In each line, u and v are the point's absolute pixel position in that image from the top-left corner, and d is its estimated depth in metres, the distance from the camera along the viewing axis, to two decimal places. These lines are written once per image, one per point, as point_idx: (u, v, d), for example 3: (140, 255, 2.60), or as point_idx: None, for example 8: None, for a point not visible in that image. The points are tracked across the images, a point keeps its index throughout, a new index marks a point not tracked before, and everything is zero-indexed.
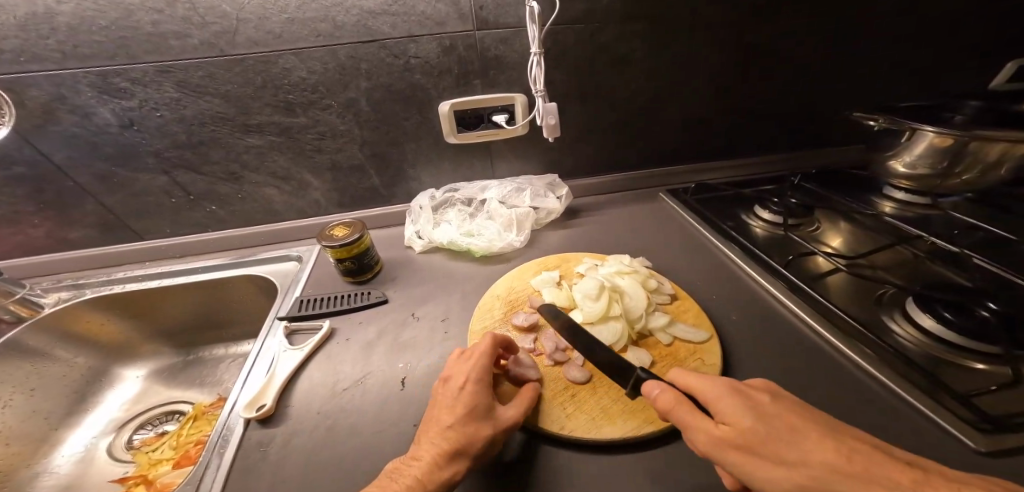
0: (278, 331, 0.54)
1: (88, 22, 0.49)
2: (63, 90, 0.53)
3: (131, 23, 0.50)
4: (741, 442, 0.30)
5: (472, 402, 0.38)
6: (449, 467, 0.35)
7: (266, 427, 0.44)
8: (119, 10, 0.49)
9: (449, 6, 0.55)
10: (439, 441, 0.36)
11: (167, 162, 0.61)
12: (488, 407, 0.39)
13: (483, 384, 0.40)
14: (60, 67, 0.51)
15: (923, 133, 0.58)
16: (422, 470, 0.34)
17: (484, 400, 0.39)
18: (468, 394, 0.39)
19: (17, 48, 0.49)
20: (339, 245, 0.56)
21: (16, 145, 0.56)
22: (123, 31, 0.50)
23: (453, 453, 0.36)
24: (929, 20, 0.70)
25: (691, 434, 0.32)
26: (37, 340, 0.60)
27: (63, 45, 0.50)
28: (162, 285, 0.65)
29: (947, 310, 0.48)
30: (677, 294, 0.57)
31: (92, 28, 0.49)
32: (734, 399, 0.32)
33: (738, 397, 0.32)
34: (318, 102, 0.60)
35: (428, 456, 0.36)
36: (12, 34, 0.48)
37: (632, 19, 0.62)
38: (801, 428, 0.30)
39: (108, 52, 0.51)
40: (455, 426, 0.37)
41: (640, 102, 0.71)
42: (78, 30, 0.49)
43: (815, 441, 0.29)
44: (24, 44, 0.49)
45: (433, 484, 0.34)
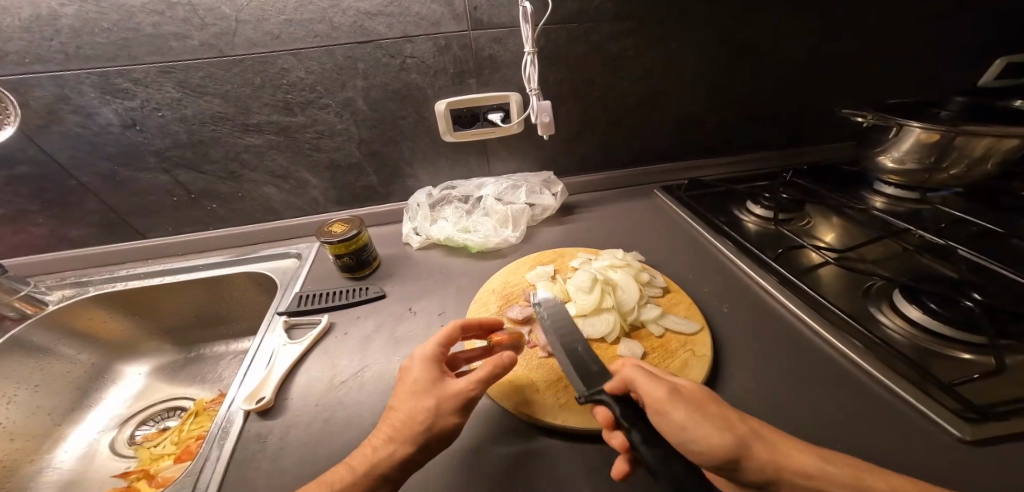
0: (277, 326, 0.55)
1: (91, 25, 0.50)
2: (66, 91, 0.54)
3: (133, 25, 0.51)
4: (699, 406, 0.35)
5: (414, 378, 0.39)
6: (387, 446, 0.35)
7: (266, 419, 0.45)
8: (121, 13, 0.50)
9: (444, 7, 0.56)
10: (385, 422, 0.38)
11: (168, 161, 0.63)
12: (432, 379, 0.39)
13: (429, 356, 0.41)
14: (63, 68, 0.52)
15: (911, 129, 0.59)
16: (358, 454, 0.36)
17: (426, 373, 0.39)
18: (412, 368, 0.40)
19: (23, 51, 0.50)
20: (338, 241, 0.57)
21: (21, 145, 0.57)
22: (124, 33, 0.51)
23: (392, 433, 0.36)
24: (918, 18, 0.71)
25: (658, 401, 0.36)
26: (42, 337, 0.61)
27: (66, 46, 0.51)
28: (164, 282, 0.66)
29: (933, 301, 0.49)
30: (669, 288, 0.58)
31: (95, 30, 0.50)
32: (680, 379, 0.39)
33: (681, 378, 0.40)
34: (316, 102, 0.61)
35: (370, 441, 0.37)
36: (17, 36, 0.49)
37: (624, 18, 0.63)
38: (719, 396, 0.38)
39: (110, 52, 0.52)
40: (399, 401, 0.38)
41: (634, 100, 0.72)
42: (81, 32, 0.50)
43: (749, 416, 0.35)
44: (28, 45, 0.50)
45: (367, 466, 0.34)
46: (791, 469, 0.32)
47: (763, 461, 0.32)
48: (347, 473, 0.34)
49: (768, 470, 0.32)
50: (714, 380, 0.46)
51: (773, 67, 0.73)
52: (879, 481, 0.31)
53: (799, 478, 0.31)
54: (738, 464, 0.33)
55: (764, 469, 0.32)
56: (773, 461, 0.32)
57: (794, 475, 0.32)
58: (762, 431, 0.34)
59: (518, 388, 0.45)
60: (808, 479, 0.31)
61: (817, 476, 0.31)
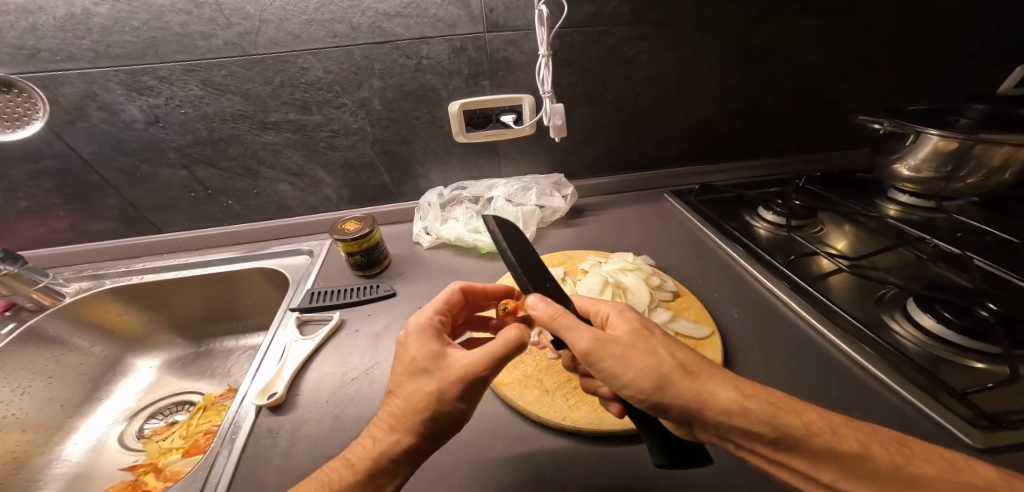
0: (289, 323, 0.56)
1: (122, 23, 0.51)
2: (94, 88, 0.55)
3: (161, 24, 0.52)
4: (619, 350, 0.34)
5: (413, 359, 0.38)
6: (391, 436, 0.35)
7: (278, 415, 0.45)
8: (150, 12, 0.51)
9: (461, 9, 0.57)
10: (385, 413, 0.37)
11: (187, 158, 0.63)
12: (431, 359, 0.38)
13: (424, 338, 0.40)
14: (93, 65, 0.53)
15: (928, 137, 0.58)
16: (355, 453, 0.35)
17: (421, 357, 0.38)
18: (409, 346, 0.39)
19: (54, 48, 0.51)
20: (351, 239, 0.58)
21: (47, 140, 0.58)
22: (153, 32, 0.52)
23: (393, 425, 0.36)
24: (936, 24, 0.71)
25: (581, 349, 0.35)
26: (57, 328, 0.62)
27: (97, 44, 0.52)
28: (178, 276, 0.67)
29: (947, 310, 0.48)
30: (679, 292, 0.58)
31: (125, 29, 0.51)
32: (616, 320, 0.37)
33: (618, 319, 0.37)
34: (333, 101, 0.61)
35: (371, 431, 0.37)
36: (50, 34, 0.50)
37: (640, 22, 0.63)
38: (654, 334, 0.36)
39: (138, 51, 0.53)
40: (399, 386, 0.38)
41: (647, 104, 0.72)
42: (112, 31, 0.51)
43: (673, 350, 0.34)
44: (61, 43, 0.51)
45: (366, 463, 0.34)
46: (712, 408, 0.30)
47: (681, 402, 0.31)
48: (345, 471, 0.34)
49: (687, 410, 0.31)
50: None
51: (789, 71, 0.72)
52: (796, 420, 0.30)
53: (719, 416, 0.30)
54: (658, 406, 0.33)
55: (682, 409, 0.32)
56: (693, 401, 0.31)
57: (714, 414, 0.30)
58: (684, 367, 0.32)
59: (528, 387, 0.46)
60: (729, 417, 0.30)
61: (738, 414, 0.30)
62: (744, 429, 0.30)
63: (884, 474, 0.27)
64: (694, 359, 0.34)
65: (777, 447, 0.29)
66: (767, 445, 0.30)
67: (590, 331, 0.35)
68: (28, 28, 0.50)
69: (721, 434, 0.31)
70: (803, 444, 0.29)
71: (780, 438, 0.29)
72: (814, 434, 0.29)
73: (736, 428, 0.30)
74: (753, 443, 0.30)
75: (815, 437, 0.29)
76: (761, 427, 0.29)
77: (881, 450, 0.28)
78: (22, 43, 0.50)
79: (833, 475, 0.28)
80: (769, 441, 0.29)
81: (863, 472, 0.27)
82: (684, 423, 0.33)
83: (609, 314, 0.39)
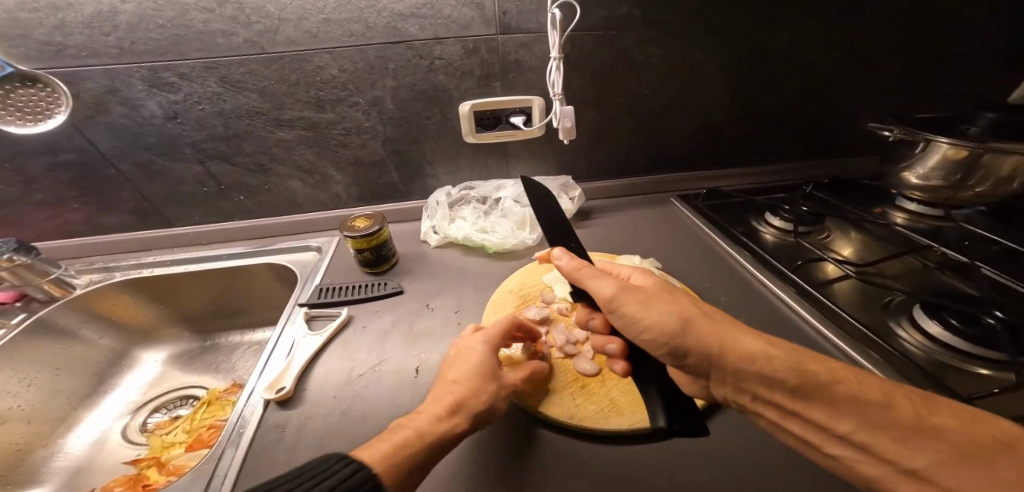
0: (297, 318, 0.56)
1: (147, 21, 0.52)
2: (115, 83, 0.56)
3: (184, 22, 0.53)
4: (642, 295, 0.39)
5: (478, 361, 0.41)
6: (448, 421, 0.37)
7: (285, 409, 0.45)
8: (174, 10, 0.51)
9: (475, 11, 0.58)
10: (444, 396, 0.38)
11: (202, 153, 0.64)
12: (495, 366, 0.42)
13: (487, 347, 0.43)
14: (116, 62, 0.54)
15: (938, 145, 0.58)
16: (419, 423, 0.36)
17: (489, 362, 0.42)
18: (476, 349, 0.43)
19: (80, 45, 0.52)
20: (361, 236, 0.59)
21: (67, 134, 0.59)
22: (176, 30, 0.53)
23: (453, 408, 0.37)
24: (944, 34, 0.71)
25: (605, 296, 0.41)
26: (67, 320, 0.63)
27: (121, 41, 0.53)
28: (188, 270, 0.68)
29: (953, 317, 0.49)
30: (685, 295, 0.58)
31: (149, 26, 0.52)
32: (641, 279, 0.43)
33: (642, 278, 0.43)
34: (346, 100, 0.62)
35: (426, 411, 0.37)
36: (77, 31, 0.51)
37: (653, 28, 0.64)
38: (675, 289, 0.40)
39: (161, 48, 0.54)
40: (464, 377, 0.40)
41: (657, 108, 0.73)
42: (137, 28, 0.52)
43: (690, 300, 0.39)
44: (86, 40, 0.52)
45: (432, 437, 0.35)
46: (733, 353, 0.34)
47: (701, 344, 0.35)
48: (415, 439, 0.34)
49: (707, 353, 0.35)
50: None
51: (799, 78, 0.73)
52: (821, 370, 0.32)
53: (740, 361, 0.33)
54: (678, 349, 0.36)
55: (702, 353, 0.35)
56: (712, 342, 0.35)
57: (735, 358, 0.33)
58: (707, 316, 0.36)
59: (534, 386, 0.46)
60: (750, 363, 0.33)
61: (757, 359, 0.33)
62: (767, 374, 0.32)
63: (907, 423, 0.28)
64: (719, 315, 0.38)
65: (796, 396, 0.31)
66: (786, 393, 0.32)
67: (613, 279, 0.41)
68: (56, 25, 0.50)
69: (741, 383, 0.34)
70: (826, 393, 0.30)
71: (799, 386, 0.31)
72: (836, 384, 0.31)
73: (756, 375, 0.33)
74: (775, 392, 0.32)
75: (839, 386, 0.31)
76: (782, 374, 0.32)
77: (906, 403, 0.29)
78: (50, 39, 0.51)
79: (850, 426, 0.29)
80: (789, 388, 0.32)
81: (883, 421, 0.28)
82: (706, 371, 0.36)
83: (632, 274, 0.44)
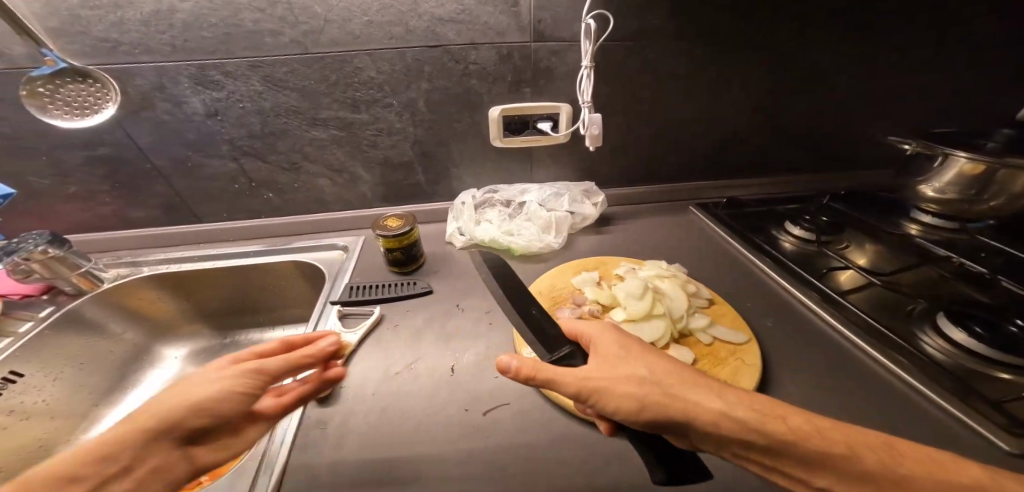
0: (330, 315, 0.56)
1: (201, 20, 0.53)
2: (163, 80, 0.56)
3: (235, 21, 0.53)
4: (602, 382, 0.35)
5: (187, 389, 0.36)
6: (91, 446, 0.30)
7: (325, 406, 0.45)
8: (227, 9, 0.52)
9: (511, 18, 0.59)
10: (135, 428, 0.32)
11: (238, 150, 0.65)
12: None
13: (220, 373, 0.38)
14: (167, 59, 0.55)
15: (956, 159, 0.61)
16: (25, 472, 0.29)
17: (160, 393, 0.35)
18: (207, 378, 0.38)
19: (134, 42, 0.53)
20: (393, 235, 0.59)
21: (109, 129, 0.59)
22: (228, 29, 0.54)
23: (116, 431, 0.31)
24: (957, 53, 0.74)
25: (571, 393, 0.36)
26: (95, 313, 0.63)
27: (174, 39, 0.53)
28: (215, 266, 0.68)
29: (978, 325, 0.49)
30: (714, 300, 0.59)
31: (203, 25, 0.53)
32: (604, 346, 0.39)
33: (605, 342, 0.39)
34: (381, 101, 0.63)
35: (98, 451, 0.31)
36: (134, 29, 0.52)
37: (682, 40, 0.66)
38: (635, 350, 0.38)
39: (211, 47, 0.55)
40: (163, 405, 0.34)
41: (680, 117, 0.74)
42: (191, 27, 0.53)
43: (645, 367, 0.36)
44: (141, 37, 0.53)
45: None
46: (700, 422, 0.32)
47: (670, 420, 0.33)
48: None
49: (677, 425, 0.33)
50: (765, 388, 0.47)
51: (819, 91, 0.75)
52: (783, 426, 0.32)
53: (707, 429, 0.32)
54: (649, 426, 0.34)
55: (671, 425, 0.33)
56: (679, 417, 0.33)
57: (702, 428, 0.32)
58: (666, 384, 0.34)
59: None
60: (718, 431, 0.32)
61: (724, 426, 0.32)
62: (738, 440, 0.32)
63: (873, 474, 0.29)
64: (673, 373, 0.35)
65: (769, 454, 0.31)
66: (759, 451, 0.32)
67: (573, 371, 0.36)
68: (114, 22, 0.51)
69: (716, 444, 0.33)
70: (789, 447, 0.31)
71: (770, 445, 0.31)
72: (805, 440, 0.31)
73: (727, 438, 0.32)
74: (745, 448, 0.32)
75: (804, 442, 0.31)
76: (749, 436, 0.31)
77: (869, 452, 0.30)
78: (106, 36, 0.52)
79: (826, 479, 0.30)
80: (759, 448, 0.31)
81: (852, 474, 0.30)
82: (677, 435, 0.35)
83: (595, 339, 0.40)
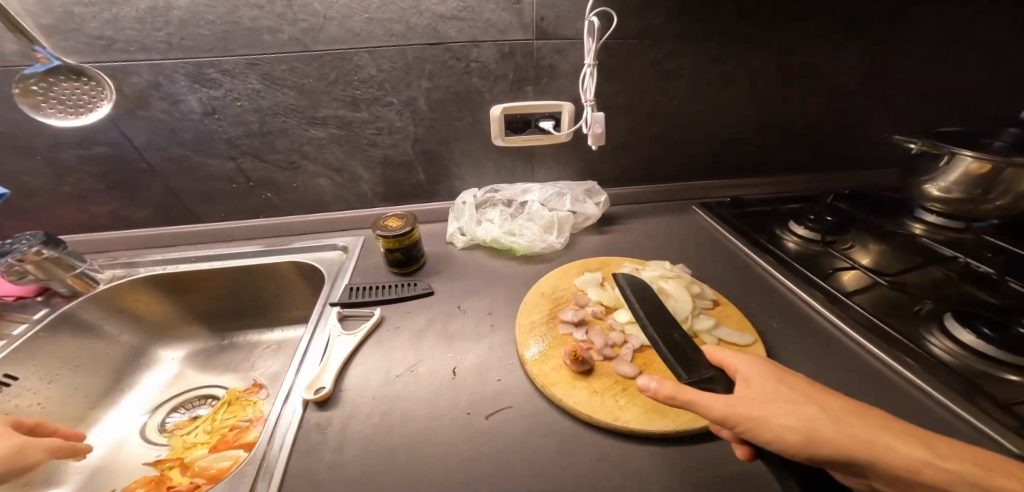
0: (330, 317, 0.56)
1: (198, 17, 0.52)
2: (159, 79, 0.55)
3: (233, 18, 0.53)
4: (758, 411, 0.31)
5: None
6: None
7: (325, 410, 0.45)
8: (224, 6, 0.51)
9: (514, 15, 0.58)
10: None
11: (235, 150, 0.64)
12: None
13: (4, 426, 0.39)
14: (163, 57, 0.54)
15: (962, 158, 0.60)
16: None
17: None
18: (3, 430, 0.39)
19: (130, 39, 0.52)
20: (393, 236, 0.58)
21: (104, 128, 0.58)
22: (225, 26, 0.53)
23: None
24: (962, 51, 0.73)
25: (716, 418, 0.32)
26: (90, 315, 0.62)
27: (170, 36, 0.53)
28: (212, 267, 0.67)
29: (986, 326, 0.49)
30: (719, 301, 0.58)
31: (200, 22, 0.52)
32: (757, 376, 0.34)
33: (757, 373, 0.35)
34: (381, 99, 0.62)
35: None
36: (129, 26, 0.51)
37: (686, 38, 0.65)
38: (795, 382, 0.33)
39: (208, 44, 0.54)
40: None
41: (683, 116, 0.74)
42: (187, 24, 0.52)
43: (816, 399, 0.31)
44: (137, 35, 0.52)
45: None
46: (890, 465, 0.28)
47: (847, 459, 0.28)
48: None
49: (857, 465, 0.29)
50: None
51: (824, 90, 0.74)
52: (1006, 480, 0.26)
53: (897, 472, 0.28)
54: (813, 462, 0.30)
55: (850, 465, 0.29)
56: (862, 456, 0.28)
57: (894, 472, 0.28)
58: (845, 418, 0.30)
59: (578, 388, 0.46)
60: (915, 474, 0.27)
61: (926, 470, 0.27)
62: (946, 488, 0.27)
63: None
64: (850, 408, 0.31)
65: None
66: None
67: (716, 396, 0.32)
68: (109, 19, 0.50)
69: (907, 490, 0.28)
70: None
71: None
72: None
73: (926, 486, 0.27)
74: None
75: None
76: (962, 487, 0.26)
77: None
78: (100, 33, 0.51)
79: None
80: None
81: None
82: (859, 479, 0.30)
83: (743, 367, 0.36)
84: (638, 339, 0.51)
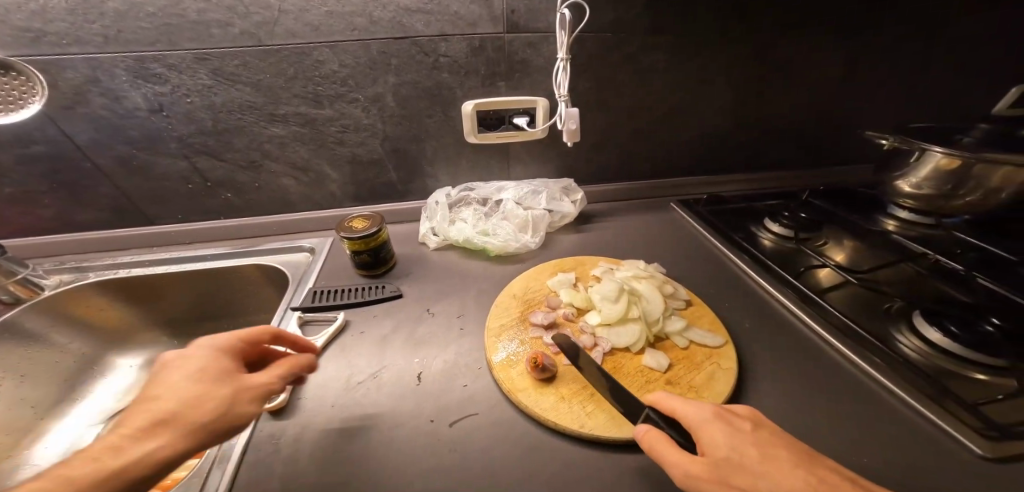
0: (291, 322, 0.53)
1: (137, 9, 0.49)
2: (98, 73, 0.52)
3: (177, 11, 0.50)
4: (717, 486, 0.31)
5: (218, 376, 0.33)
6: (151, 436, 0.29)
7: (279, 420, 0.43)
8: None
9: (482, 8, 0.56)
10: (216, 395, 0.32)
11: (188, 148, 0.60)
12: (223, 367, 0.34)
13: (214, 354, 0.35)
14: (100, 51, 0.51)
15: (933, 154, 0.60)
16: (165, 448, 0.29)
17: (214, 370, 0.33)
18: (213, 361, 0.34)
19: (62, 32, 0.49)
20: (357, 237, 0.56)
21: (40, 125, 0.55)
22: (169, 19, 0.50)
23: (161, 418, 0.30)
24: (937, 48, 0.73)
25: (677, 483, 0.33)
26: (34, 323, 0.58)
27: (107, 29, 0.49)
28: (168, 271, 0.64)
29: (954, 325, 0.48)
30: (692, 301, 0.57)
31: (139, 14, 0.49)
32: (708, 435, 0.34)
33: (708, 430, 0.34)
34: (345, 95, 0.60)
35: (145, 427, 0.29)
36: (60, 18, 0.48)
37: (660, 33, 0.64)
38: (761, 448, 0.32)
39: (150, 38, 0.51)
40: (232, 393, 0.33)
41: (660, 113, 0.73)
42: (125, 16, 0.49)
43: (776, 474, 0.30)
44: (70, 27, 0.48)
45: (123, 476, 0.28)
46: None
47: None
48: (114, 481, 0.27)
49: None
50: (739, 392, 0.46)
51: (799, 87, 0.74)
52: None
53: None
54: None
55: None
56: None
57: None
58: None
59: (546, 394, 0.44)
60: None
61: None
62: None
63: None
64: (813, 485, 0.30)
65: None
66: None
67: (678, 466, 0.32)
68: (36, 10, 0.47)
69: None
70: None
71: None
72: None
73: None
74: None
75: None
76: None
77: None
78: (28, 25, 0.48)
79: None
80: None
81: None
82: None
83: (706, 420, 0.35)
84: (608, 343, 0.50)
